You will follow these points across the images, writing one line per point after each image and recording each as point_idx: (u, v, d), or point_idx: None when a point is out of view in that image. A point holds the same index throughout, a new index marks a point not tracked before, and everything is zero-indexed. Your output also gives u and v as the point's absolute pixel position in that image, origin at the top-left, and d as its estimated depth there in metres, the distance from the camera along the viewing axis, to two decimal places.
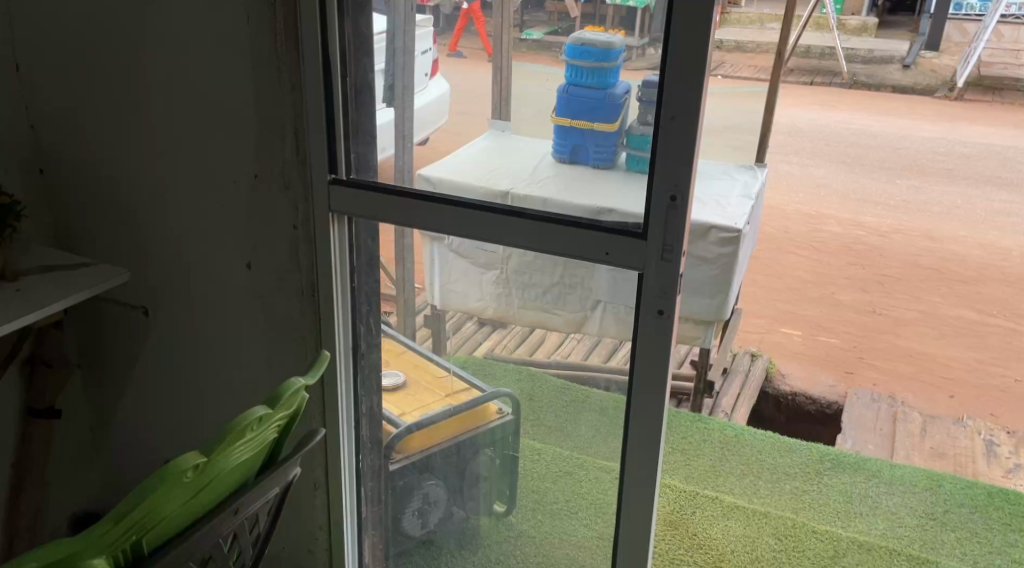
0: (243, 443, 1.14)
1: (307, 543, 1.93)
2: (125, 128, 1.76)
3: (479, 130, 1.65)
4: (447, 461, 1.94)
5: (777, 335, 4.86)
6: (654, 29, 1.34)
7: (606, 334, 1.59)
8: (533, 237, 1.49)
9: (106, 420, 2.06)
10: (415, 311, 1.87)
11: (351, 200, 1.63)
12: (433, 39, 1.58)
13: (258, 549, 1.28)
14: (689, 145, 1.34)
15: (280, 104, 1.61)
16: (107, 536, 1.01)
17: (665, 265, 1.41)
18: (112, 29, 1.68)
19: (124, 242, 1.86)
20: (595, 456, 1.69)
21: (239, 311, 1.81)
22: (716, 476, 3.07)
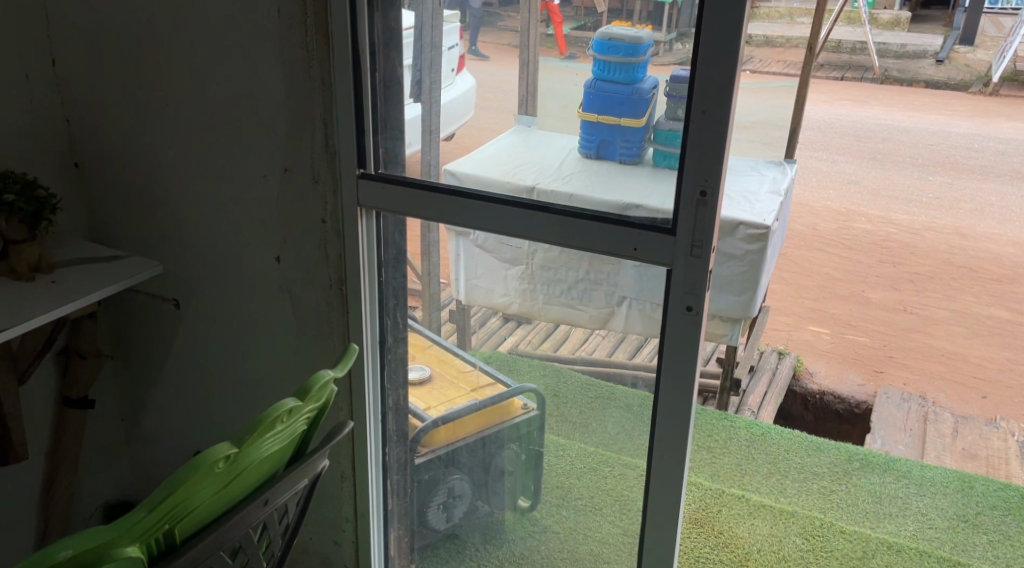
0: (273, 434, 1.15)
1: (333, 534, 1.98)
2: (157, 122, 1.78)
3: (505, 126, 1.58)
4: (472, 457, 1.91)
5: (805, 334, 4.82)
6: (681, 23, 1.33)
7: (631, 332, 1.54)
8: (560, 232, 1.49)
9: (138, 411, 2.09)
10: (440, 306, 1.80)
11: (380, 194, 1.64)
12: (460, 35, 1.52)
13: (287, 540, 1.29)
14: (720, 140, 1.33)
15: (310, 99, 1.62)
16: (140, 526, 1.02)
17: (694, 261, 1.41)
18: (146, 26, 1.70)
19: (156, 236, 1.88)
20: (619, 452, 1.68)
21: (268, 305, 1.83)
22: (742, 475, 3.06)
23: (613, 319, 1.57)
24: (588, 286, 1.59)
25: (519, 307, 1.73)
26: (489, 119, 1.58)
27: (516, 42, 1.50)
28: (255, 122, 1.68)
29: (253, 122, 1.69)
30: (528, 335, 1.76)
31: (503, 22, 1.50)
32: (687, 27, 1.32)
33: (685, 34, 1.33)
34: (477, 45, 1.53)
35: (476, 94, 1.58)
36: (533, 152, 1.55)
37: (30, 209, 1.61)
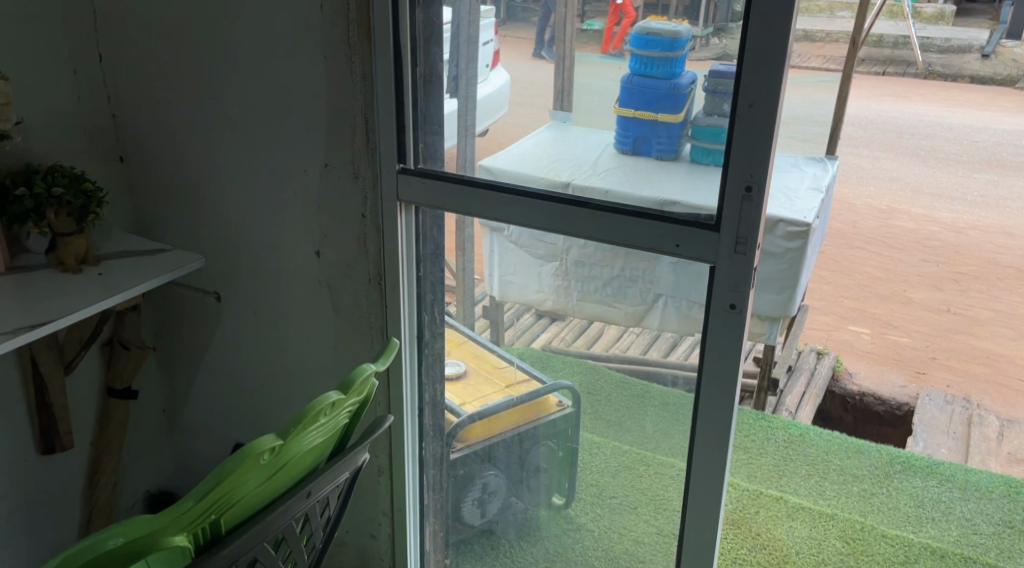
0: (316, 427, 1.15)
1: (370, 527, 1.99)
2: (200, 117, 1.80)
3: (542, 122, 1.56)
4: (508, 453, 1.91)
5: (845, 334, 4.77)
6: (719, 18, 1.32)
7: (666, 330, 1.55)
8: (600, 229, 1.48)
9: (180, 402, 2.11)
10: (474, 302, 1.81)
11: (419, 189, 1.64)
12: (495, 30, 1.53)
13: (328, 532, 1.30)
14: (767, 134, 1.31)
15: (351, 93, 1.63)
16: (187, 516, 1.03)
17: (738, 258, 1.39)
18: (191, 21, 1.72)
19: (199, 229, 1.90)
20: (655, 451, 1.67)
21: (307, 299, 1.84)
22: (780, 476, 3.02)
23: (648, 316, 1.58)
24: (624, 283, 1.57)
25: (552, 304, 1.71)
26: (523, 115, 1.57)
27: (552, 37, 1.49)
28: (297, 117, 1.69)
29: (295, 116, 1.69)
30: (560, 332, 1.75)
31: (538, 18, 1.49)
32: (724, 22, 1.32)
33: (722, 28, 1.32)
34: (512, 39, 1.52)
35: (512, 89, 1.56)
36: (569, 148, 1.53)
37: (77, 203, 1.63)
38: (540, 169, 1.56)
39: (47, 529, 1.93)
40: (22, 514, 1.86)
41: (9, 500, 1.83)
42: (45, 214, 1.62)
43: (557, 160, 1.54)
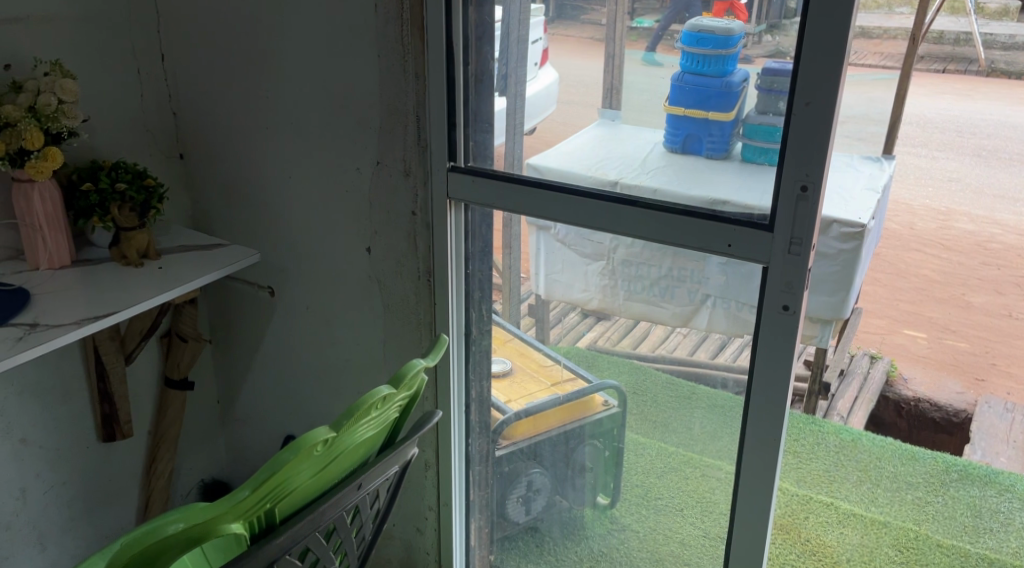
0: (367, 420, 1.17)
1: (416, 521, 2.01)
2: (256, 116, 1.83)
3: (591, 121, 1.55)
4: (554, 451, 1.92)
5: (899, 338, 4.70)
6: (771, 15, 1.31)
7: (715, 330, 1.54)
8: (650, 228, 1.47)
9: (233, 394, 2.16)
10: (520, 299, 1.81)
11: (469, 186, 1.65)
12: (545, 28, 1.53)
13: (377, 525, 1.32)
14: (824, 133, 1.29)
15: (404, 93, 1.64)
16: (243, 505, 1.05)
17: (792, 259, 1.37)
18: (249, 22, 1.75)
19: (254, 225, 1.94)
20: (703, 453, 1.66)
21: (358, 295, 1.86)
22: (831, 482, 2.98)
23: (695, 317, 1.56)
24: (671, 283, 1.56)
25: (598, 303, 1.70)
26: (572, 114, 1.56)
27: (601, 35, 1.48)
28: (351, 115, 1.71)
29: (349, 115, 1.72)
30: (606, 332, 1.73)
31: (586, 15, 1.49)
32: (777, 19, 1.31)
33: (775, 25, 1.31)
34: (560, 37, 1.52)
35: (559, 88, 1.56)
36: (615, 146, 1.52)
37: (140, 198, 1.68)
38: (587, 167, 1.55)
39: (106, 516, 1.98)
40: (83, 501, 1.92)
41: (71, 487, 1.89)
42: (109, 209, 1.66)
43: (604, 158, 1.54)
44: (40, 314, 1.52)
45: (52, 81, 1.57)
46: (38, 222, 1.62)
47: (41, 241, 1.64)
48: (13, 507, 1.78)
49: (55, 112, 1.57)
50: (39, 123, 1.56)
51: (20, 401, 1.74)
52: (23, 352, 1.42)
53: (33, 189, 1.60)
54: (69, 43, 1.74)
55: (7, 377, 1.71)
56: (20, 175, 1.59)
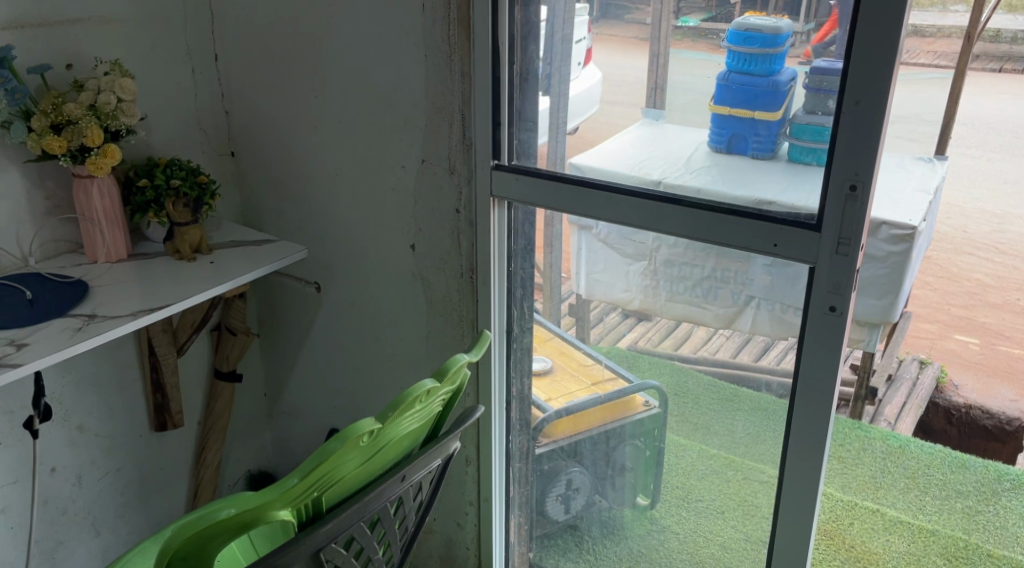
0: (411, 413, 1.19)
1: (457, 516, 2.03)
2: (306, 115, 1.87)
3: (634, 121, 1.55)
4: (594, 450, 1.92)
5: (951, 343, 4.67)
6: (820, 12, 1.31)
7: (758, 333, 1.54)
8: (694, 228, 1.47)
9: (280, 386, 2.20)
10: (561, 299, 1.82)
11: (513, 184, 1.66)
12: (589, 27, 1.53)
13: (420, 516, 1.35)
14: (874, 132, 1.28)
15: (449, 92, 1.66)
16: (292, 492, 1.07)
17: (840, 259, 1.36)
18: (300, 23, 1.79)
19: (302, 221, 1.98)
20: (745, 456, 1.65)
21: (401, 291, 1.89)
22: (878, 487, 2.95)
23: (738, 319, 1.58)
24: (714, 283, 1.56)
25: (639, 303, 1.70)
26: (615, 113, 1.56)
27: (646, 34, 1.48)
28: (398, 114, 1.74)
29: (395, 113, 1.74)
30: (647, 333, 1.74)
31: (631, 14, 1.49)
32: (826, 17, 1.31)
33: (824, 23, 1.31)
34: (604, 37, 1.51)
35: (602, 87, 1.57)
36: (658, 146, 1.52)
37: (193, 193, 1.72)
38: (627, 165, 1.56)
39: (157, 504, 2.04)
40: (135, 489, 1.98)
41: (124, 474, 1.95)
42: (164, 204, 1.71)
43: (646, 157, 1.54)
44: (97, 306, 1.57)
45: (112, 79, 1.62)
46: (96, 217, 1.67)
47: (100, 235, 1.69)
48: (69, 492, 1.84)
49: (114, 110, 1.62)
50: (99, 121, 1.61)
51: (77, 389, 1.80)
52: (81, 342, 1.46)
53: (93, 184, 1.65)
54: (127, 43, 1.79)
55: (65, 366, 1.77)
56: (80, 171, 1.64)
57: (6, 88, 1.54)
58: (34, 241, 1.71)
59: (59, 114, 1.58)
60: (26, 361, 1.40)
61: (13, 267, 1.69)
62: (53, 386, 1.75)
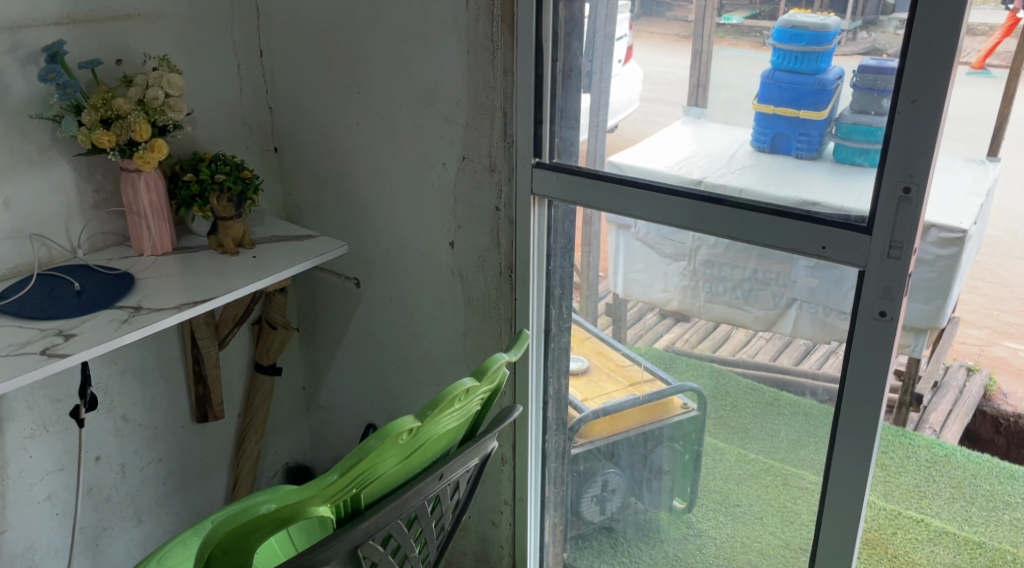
0: (450, 411, 1.19)
1: (492, 515, 2.03)
2: (348, 111, 1.88)
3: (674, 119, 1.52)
4: (631, 452, 1.90)
5: (1000, 351, 4.56)
6: (868, 11, 1.28)
7: (800, 336, 1.52)
8: (737, 228, 1.45)
9: (318, 380, 2.22)
10: (598, 296, 1.78)
11: (554, 182, 1.65)
12: (630, 25, 1.51)
13: (457, 515, 1.35)
14: (931, 132, 1.24)
15: (492, 89, 1.66)
16: (332, 487, 1.07)
17: (891, 263, 1.33)
18: (345, 19, 1.80)
19: (343, 217, 1.99)
20: (785, 462, 1.63)
21: (440, 289, 1.89)
22: (922, 496, 2.90)
23: (781, 321, 1.55)
24: (755, 285, 1.54)
25: (678, 304, 1.67)
26: (653, 110, 1.55)
27: (688, 32, 1.46)
28: (440, 111, 1.74)
29: (437, 109, 1.74)
30: (684, 334, 1.70)
31: (672, 12, 1.46)
32: (874, 15, 1.27)
33: (872, 21, 1.28)
34: (645, 34, 1.50)
35: (642, 85, 1.55)
36: (701, 145, 1.50)
37: (237, 188, 1.73)
38: (669, 165, 1.54)
39: (197, 494, 2.07)
40: (176, 478, 2.01)
41: (165, 464, 1.97)
42: (208, 199, 1.72)
43: (689, 156, 1.51)
44: (143, 298, 1.59)
45: (159, 75, 1.63)
46: (143, 210, 1.70)
47: (146, 228, 1.72)
48: (113, 481, 1.87)
49: (161, 105, 1.64)
50: (147, 116, 1.63)
51: (121, 379, 1.82)
52: (126, 333, 1.48)
53: (140, 178, 1.67)
54: (176, 38, 1.81)
55: (112, 356, 1.79)
56: (128, 165, 1.66)
57: (57, 82, 1.57)
58: (83, 233, 1.74)
59: (109, 109, 1.60)
60: (73, 352, 1.42)
61: (62, 259, 1.72)
62: (99, 375, 1.78)
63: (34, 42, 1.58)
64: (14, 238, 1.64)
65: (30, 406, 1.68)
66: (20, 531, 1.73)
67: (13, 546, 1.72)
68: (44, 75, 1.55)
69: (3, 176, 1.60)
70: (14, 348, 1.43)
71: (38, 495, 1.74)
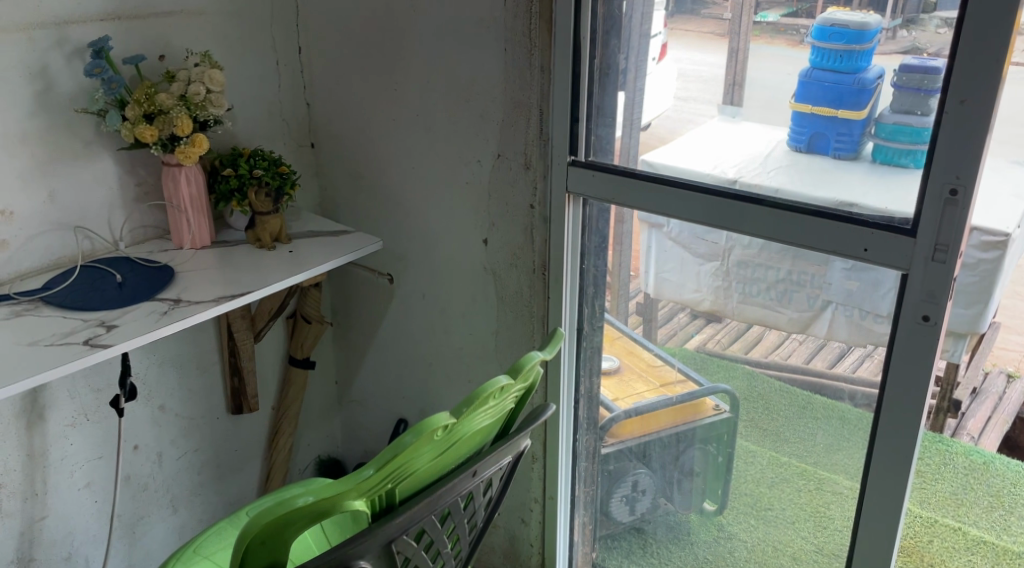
0: (484, 409, 1.19)
1: (521, 512, 2.03)
2: (385, 107, 1.89)
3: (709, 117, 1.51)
4: (663, 453, 1.89)
5: None
6: (908, 9, 1.27)
7: (834, 339, 1.50)
8: (775, 229, 1.43)
9: (350, 375, 2.24)
10: (629, 295, 1.77)
11: (589, 180, 1.64)
12: (665, 22, 1.50)
13: (489, 511, 1.36)
14: (980, 133, 1.21)
15: (528, 87, 1.66)
16: (367, 482, 1.07)
17: (936, 267, 1.30)
18: (383, 16, 1.80)
19: (378, 214, 2.00)
20: (817, 466, 1.61)
21: (473, 286, 1.89)
22: (959, 504, 2.86)
23: (814, 324, 1.53)
24: (790, 287, 1.52)
25: (710, 305, 1.65)
26: (686, 109, 1.54)
27: (724, 30, 1.45)
28: (476, 108, 1.74)
29: (473, 106, 1.74)
30: (716, 335, 1.69)
31: (707, 9, 1.45)
32: (914, 13, 1.26)
33: (912, 20, 1.27)
34: (680, 32, 1.49)
35: (676, 83, 1.54)
36: (737, 145, 1.49)
37: (275, 183, 1.74)
38: (705, 163, 1.53)
39: (231, 485, 2.09)
40: (211, 469, 2.03)
41: (201, 455, 1.99)
42: (247, 193, 1.74)
43: (725, 155, 1.51)
44: (183, 291, 1.61)
45: (201, 70, 1.65)
46: (183, 204, 1.72)
47: (185, 222, 1.74)
48: (150, 469, 1.90)
49: (204, 101, 1.66)
50: (189, 112, 1.64)
51: (160, 370, 1.85)
52: (166, 325, 1.50)
53: (180, 173, 1.69)
54: (217, 34, 1.82)
55: (151, 348, 1.82)
56: (169, 159, 1.68)
57: (104, 77, 1.58)
58: (124, 226, 1.77)
59: (152, 104, 1.62)
60: (115, 342, 1.44)
61: (104, 251, 1.74)
62: (138, 366, 1.80)
63: (81, 37, 1.61)
64: (59, 230, 1.67)
65: (72, 394, 1.71)
66: (60, 517, 1.76)
67: (53, 532, 1.75)
68: (91, 69, 1.57)
69: (48, 168, 1.62)
70: (58, 337, 1.45)
71: (78, 483, 1.77)
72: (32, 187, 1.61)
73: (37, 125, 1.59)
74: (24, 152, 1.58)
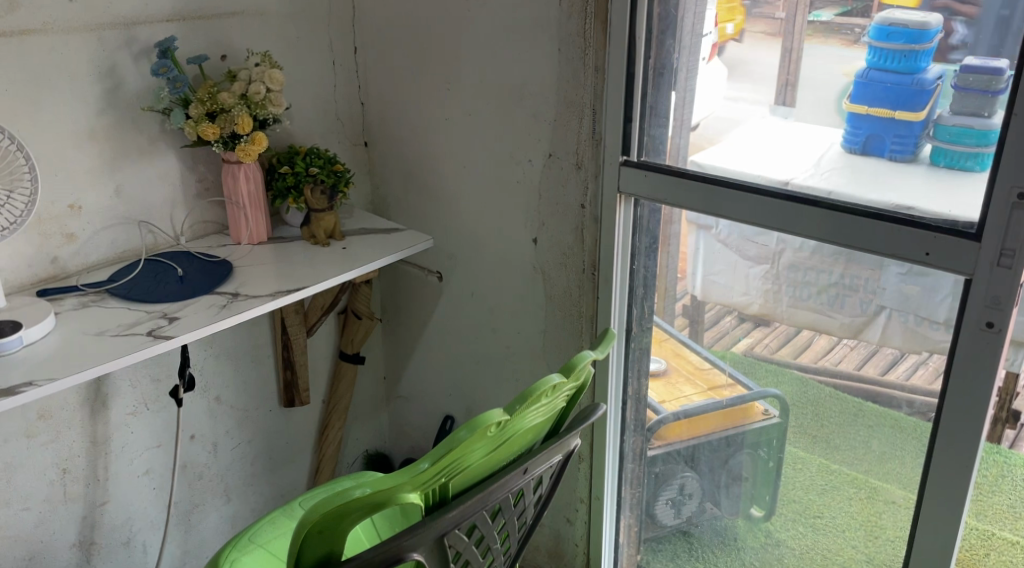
0: (537, 406, 1.19)
1: (567, 512, 2.03)
2: (438, 106, 1.90)
3: (761, 116, 1.50)
4: (712, 457, 1.87)
5: None
6: (971, 8, 1.24)
7: (887, 345, 1.48)
8: (831, 231, 1.41)
9: (399, 371, 2.26)
10: (676, 296, 1.75)
11: (641, 180, 1.63)
12: (716, 22, 1.50)
13: (539, 509, 1.36)
14: None
15: (582, 87, 1.65)
16: (422, 476, 1.08)
17: (1001, 272, 1.27)
18: (439, 17, 1.82)
19: (429, 212, 2.01)
20: (870, 474, 1.60)
21: (523, 284, 1.90)
22: (1018, 518, 2.79)
23: (867, 329, 1.51)
24: (843, 291, 1.51)
25: (758, 308, 1.64)
26: (737, 109, 1.53)
27: (777, 29, 1.43)
28: (529, 107, 1.74)
29: (527, 106, 1.75)
30: (764, 339, 1.66)
31: (760, 8, 1.44)
32: (976, 13, 1.24)
33: (974, 20, 1.25)
34: (732, 31, 1.49)
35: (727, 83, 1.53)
36: (791, 146, 1.47)
37: (330, 181, 1.77)
38: (757, 164, 1.52)
39: (282, 477, 2.13)
40: (263, 461, 2.06)
41: (254, 446, 2.03)
42: (302, 191, 1.77)
43: (779, 156, 1.49)
44: (241, 285, 1.64)
45: (262, 70, 1.68)
46: (242, 200, 1.75)
47: (244, 218, 1.77)
48: (206, 459, 1.94)
49: (263, 100, 1.68)
50: (250, 110, 1.67)
51: (217, 363, 1.88)
52: (225, 318, 1.53)
53: (240, 169, 1.73)
54: (276, 34, 1.86)
55: (208, 340, 1.85)
56: (229, 157, 1.71)
57: (169, 76, 1.61)
58: (185, 221, 1.81)
59: (214, 103, 1.65)
60: (176, 334, 1.47)
61: (166, 246, 1.78)
62: (195, 358, 1.84)
63: (147, 38, 1.65)
64: (124, 224, 1.71)
65: (133, 384, 1.75)
66: (120, 503, 1.80)
67: (114, 518, 1.80)
68: (156, 69, 1.60)
69: (115, 165, 1.66)
70: (122, 329, 1.49)
71: (137, 470, 1.81)
72: (99, 182, 1.65)
73: (105, 122, 1.63)
74: (93, 148, 1.63)
